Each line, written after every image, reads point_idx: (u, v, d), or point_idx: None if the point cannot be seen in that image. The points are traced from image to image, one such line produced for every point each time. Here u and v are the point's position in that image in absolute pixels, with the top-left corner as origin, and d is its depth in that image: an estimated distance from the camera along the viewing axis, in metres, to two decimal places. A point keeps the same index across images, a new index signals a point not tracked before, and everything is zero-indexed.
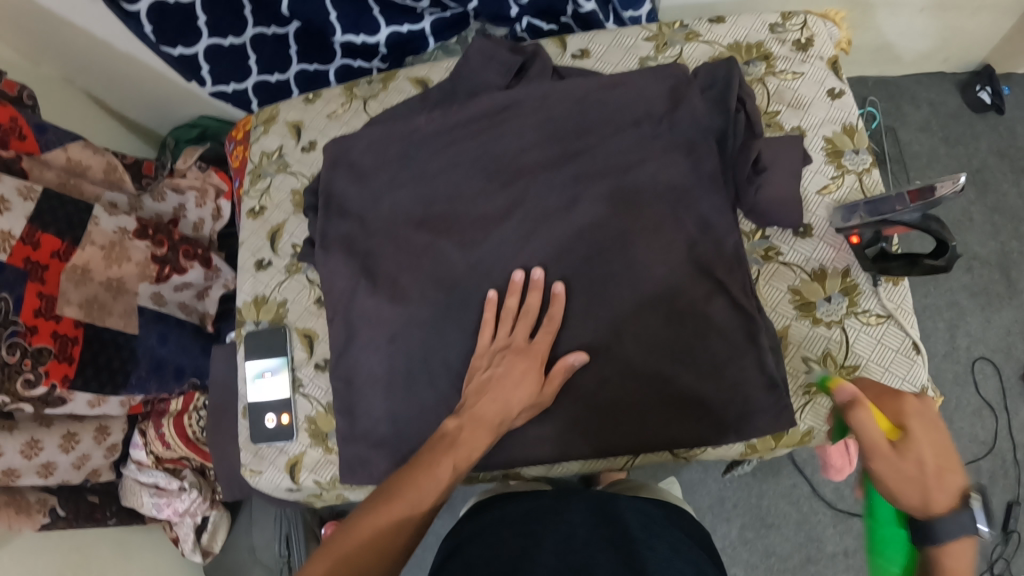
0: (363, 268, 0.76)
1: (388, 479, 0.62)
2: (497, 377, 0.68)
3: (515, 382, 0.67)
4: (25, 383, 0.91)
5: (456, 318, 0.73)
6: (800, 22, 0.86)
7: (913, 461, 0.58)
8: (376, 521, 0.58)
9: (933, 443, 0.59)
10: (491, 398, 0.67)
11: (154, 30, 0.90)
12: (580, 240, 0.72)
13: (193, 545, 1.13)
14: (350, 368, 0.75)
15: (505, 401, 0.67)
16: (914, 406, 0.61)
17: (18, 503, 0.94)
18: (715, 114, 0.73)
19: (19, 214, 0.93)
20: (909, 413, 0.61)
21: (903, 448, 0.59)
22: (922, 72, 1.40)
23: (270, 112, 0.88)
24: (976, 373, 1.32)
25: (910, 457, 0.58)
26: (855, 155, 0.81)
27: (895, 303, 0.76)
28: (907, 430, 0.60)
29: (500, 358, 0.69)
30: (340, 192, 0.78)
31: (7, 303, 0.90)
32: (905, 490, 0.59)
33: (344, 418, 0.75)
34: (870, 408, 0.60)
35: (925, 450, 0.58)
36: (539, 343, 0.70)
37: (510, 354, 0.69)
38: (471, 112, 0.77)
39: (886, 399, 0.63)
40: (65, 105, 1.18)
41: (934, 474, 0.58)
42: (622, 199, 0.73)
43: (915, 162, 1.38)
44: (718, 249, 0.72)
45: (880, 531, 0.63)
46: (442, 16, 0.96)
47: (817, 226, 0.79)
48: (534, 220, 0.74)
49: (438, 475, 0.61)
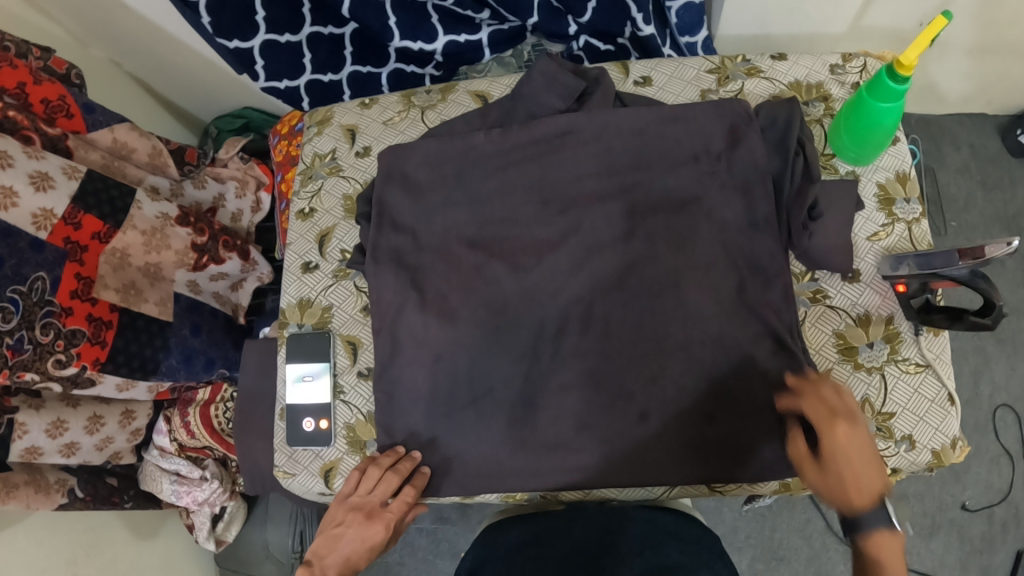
0: (411, 283, 0.76)
1: None
2: (349, 537, 0.71)
3: (363, 544, 0.70)
4: (57, 364, 0.91)
5: (504, 338, 0.74)
6: (860, 65, 0.85)
7: (830, 458, 0.61)
8: None
9: (866, 465, 0.60)
10: (342, 557, 0.70)
11: (212, 22, 0.89)
12: (633, 271, 0.73)
13: (207, 534, 1.13)
14: (392, 383, 0.75)
15: (355, 558, 0.71)
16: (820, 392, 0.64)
17: (38, 483, 0.94)
18: (774, 157, 0.74)
19: (62, 193, 0.93)
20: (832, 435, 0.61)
21: (824, 456, 0.61)
22: (964, 113, 1.40)
23: (324, 114, 0.88)
24: (996, 421, 1.32)
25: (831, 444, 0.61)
26: (906, 205, 0.79)
27: (935, 353, 0.74)
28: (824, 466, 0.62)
29: (351, 517, 0.71)
30: (394, 206, 0.79)
31: (45, 281, 0.90)
32: (831, 485, 0.61)
33: (383, 432, 0.75)
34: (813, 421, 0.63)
35: (839, 454, 0.60)
36: (393, 509, 0.71)
37: (360, 516, 0.71)
38: (530, 135, 0.77)
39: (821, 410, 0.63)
40: (113, 88, 1.19)
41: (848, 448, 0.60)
42: (674, 236, 0.73)
43: (951, 204, 1.37)
44: (766, 292, 0.72)
45: (876, 107, 0.73)
46: (500, 28, 0.97)
47: (865, 272, 0.77)
48: (589, 247, 0.74)
49: None
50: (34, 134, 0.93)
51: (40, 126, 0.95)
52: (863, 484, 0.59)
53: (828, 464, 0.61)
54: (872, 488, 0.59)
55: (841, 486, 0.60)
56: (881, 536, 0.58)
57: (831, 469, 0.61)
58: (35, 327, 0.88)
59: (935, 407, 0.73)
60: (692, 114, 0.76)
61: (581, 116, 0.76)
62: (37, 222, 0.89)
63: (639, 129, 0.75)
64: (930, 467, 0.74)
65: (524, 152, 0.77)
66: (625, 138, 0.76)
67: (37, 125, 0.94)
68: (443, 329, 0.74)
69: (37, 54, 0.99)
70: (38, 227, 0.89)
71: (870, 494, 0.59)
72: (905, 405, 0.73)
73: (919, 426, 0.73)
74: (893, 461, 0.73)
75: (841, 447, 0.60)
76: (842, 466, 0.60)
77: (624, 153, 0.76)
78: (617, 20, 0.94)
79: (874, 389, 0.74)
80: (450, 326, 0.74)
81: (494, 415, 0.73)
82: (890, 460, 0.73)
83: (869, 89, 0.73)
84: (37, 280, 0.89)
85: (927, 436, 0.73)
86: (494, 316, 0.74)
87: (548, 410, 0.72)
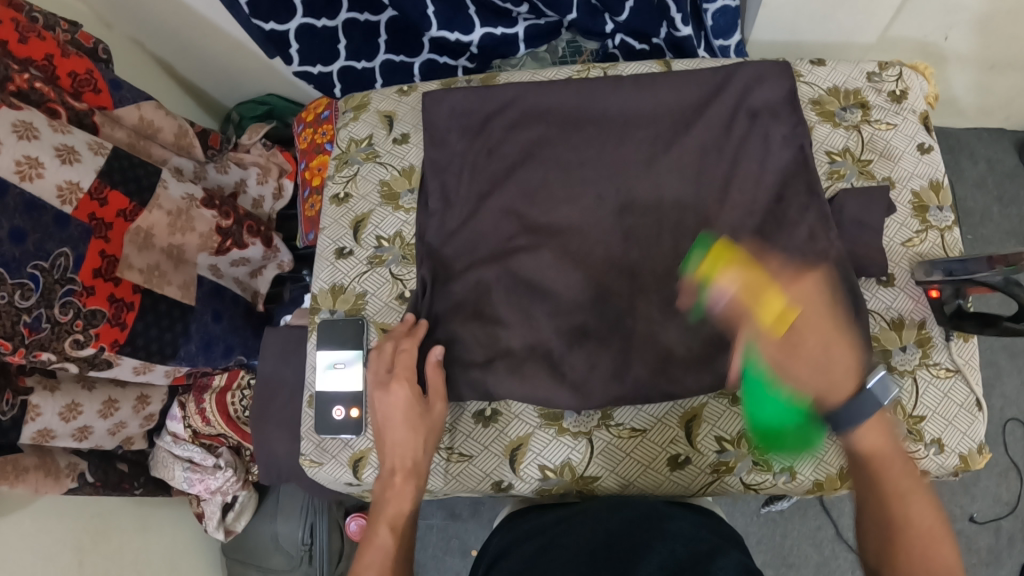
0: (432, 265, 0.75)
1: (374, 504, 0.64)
2: (388, 420, 0.65)
3: (404, 421, 0.65)
4: (74, 343, 0.88)
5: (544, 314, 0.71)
6: (896, 74, 0.87)
7: (815, 342, 0.61)
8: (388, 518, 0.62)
9: (837, 342, 0.61)
10: (394, 453, 0.64)
11: (249, 3, 0.89)
12: (690, 272, 0.71)
13: (216, 523, 1.10)
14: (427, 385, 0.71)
15: (404, 436, 0.65)
16: (808, 285, 0.63)
17: (49, 466, 0.91)
18: (797, 161, 0.75)
19: (88, 167, 0.90)
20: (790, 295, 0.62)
21: (795, 341, 0.61)
22: (982, 128, 1.42)
23: (361, 100, 0.88)
24: (1005, 434, 1.33)
25: (805, 346, 0.61)
26: (939, 212, 0.82)
27: (965, 359, 0.78)
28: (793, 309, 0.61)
29: (382, 399, 0.66)
30: (443, 184, 0.78)
31: (67, 259, 0.87)
32: (805, 384, 0.61)
33: None
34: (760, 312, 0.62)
35: (808, 333, 0.61)
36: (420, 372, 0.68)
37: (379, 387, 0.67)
38: (560, 117, 0.78)
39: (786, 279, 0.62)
40: (137, 68, 1.18)
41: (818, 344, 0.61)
42: (696, 228, 0.73)
43: (968, 218, 1.39)
44: (777, 276, 0.71)
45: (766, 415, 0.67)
46: (535, 23, 0.98)
47: (899, 277, 0.81)
48: (628, 230, 0.73)
49: (401, 493, 0.63)
50: (60, 108, 0.91)
51: (67, 100, 0.93)
52: (841, 387, 0.60)
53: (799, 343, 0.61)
54: (850, 383, 0.60)
55: (825, 387, 0.61)
56: (869, 424, 0.60)
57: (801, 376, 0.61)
58: (54, 306, 0.85)
59: (963, 412, 0.77)
60: (721, 106, 0.77)
61: (612, 106, 0.78)
62: (62, 195, 0.87)
63: (658, 114, 0.78)
64: (956, 472, 0.78)
65: (580, 80, 0.79)
66: (694, 78, 0.79)
67: (63, 99, 0.92)
68: (499, 335, 0.71)
69: (65, 27, 0.98)
70: (63, 201, 0.87)
71: (850, 378, 0.60)
72: (934, 409, 0.77)
73: (947, 430, 0.77)
74: (924, 463, 0.76)
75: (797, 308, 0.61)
76: (822, 364, 0.60)
77: (682, 148, 0.76)
78: (654, 19, 0.95)
79: (906, 392, 0.77)
80: (502, 330, 0.71)
81: (533, 409, 0.72)
82: (922, 462, 0.76)
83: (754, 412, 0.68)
84: (59, 257, 0.85)
85: (956, 439, 0.76)
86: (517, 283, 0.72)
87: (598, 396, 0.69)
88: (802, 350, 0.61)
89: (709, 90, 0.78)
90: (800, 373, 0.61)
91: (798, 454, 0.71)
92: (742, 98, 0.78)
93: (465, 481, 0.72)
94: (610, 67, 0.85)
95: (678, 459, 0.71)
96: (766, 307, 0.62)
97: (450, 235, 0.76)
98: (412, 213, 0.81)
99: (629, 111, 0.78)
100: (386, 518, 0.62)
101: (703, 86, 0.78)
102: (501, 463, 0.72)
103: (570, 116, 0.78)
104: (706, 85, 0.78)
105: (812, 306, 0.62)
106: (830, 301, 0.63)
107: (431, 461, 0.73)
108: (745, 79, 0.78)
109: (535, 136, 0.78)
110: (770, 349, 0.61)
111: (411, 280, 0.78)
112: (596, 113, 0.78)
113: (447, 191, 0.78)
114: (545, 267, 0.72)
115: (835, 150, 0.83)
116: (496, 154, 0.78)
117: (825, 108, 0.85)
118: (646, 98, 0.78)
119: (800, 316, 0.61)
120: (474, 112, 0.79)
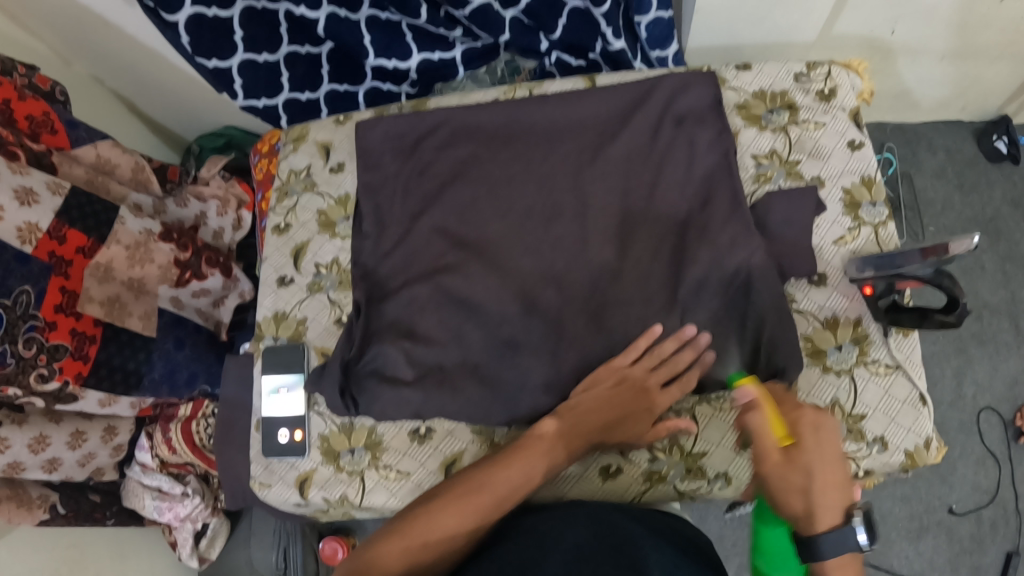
0: (367, 288, 0.77)
1: (499, 455, 0.66)
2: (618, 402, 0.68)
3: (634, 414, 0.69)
4: (39, 379, 0.90)
5: (474, 331, 0.73)
6: (824, 73, 0.88)
7: (798, 473, 0.58)
8: (511, 477, 0.64)
9: (836, 477, 0.58)
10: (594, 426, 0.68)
11: (191, 42, 0.90)
12: (615, 281, 0.73)
13: (190, 551, 1.13)
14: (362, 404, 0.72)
15: (621, 428, 0.69)
16: (823, 421, 0.59)
17: (20, 497, 0.93)
18: (723, 165, 0.75)
19: (46, 208, 0.92)
20: (803, 424, 0.59)
21: (791, 456, 0.58)
22: (939, 119, 1.43)
23: (301, 131, 0.89)
24: (981, 422, 1.32)
25: (797, 466, 0.58)
26: (872, 208, 0.82)
27: (905, 354, 0.78)
28: (799, 438, 0.58)
29: (622, 386, 0.69)
30: (376, 207, 0.80)
31: (29, 295, 0.90)
32: (790, 499, 0.58)
33: (366, 450, 0.75)
34: (765, 412, 0.60)
35: (815, 464, 0.58)
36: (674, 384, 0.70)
37: (639, 389, 0.69)
38: (486, 136, 0.80)
39: (823, 436, 0.59)
40: (96, 106, 1.20)
41: (818, 480, 0.57)
42: (620, 238, 0.74)
43: (929, 209, 1.40)
44: (701, 282, 0.71)
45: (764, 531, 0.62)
46: (473, 46, 0.99)
47: (831, 276, 0.81)
48: (555, 243, 0.75)
49: (534, 465, 0.65)
50: (20, 150, 0.93)
51: (24, 142, 0.95)
52: (821, 519, 0.57)
53: (795, 456, 0.58)
54: (834, 515, 0.57)
55: (806, 509, 0.57)
56: (840, 560, 0.56)
57: (808, 476, 0.57)
58: (17, 341, 0.87)
59: (906, 408, 0.77)
60: (646, 114, 0.78)
61: (536, 123, 0.79)
62: (22, 236, 0.89)
63: (581, 127, 0.79)
64: (905, 469, 0.78)
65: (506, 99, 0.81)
66: (619, 89, 0.80)
67: (21, 141, 0.95)
68: (430, 353, 0.72)
69: (22, 71, 1.00)
70: (23, 241, 0.89)
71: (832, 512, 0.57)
72: (875, 406, 0.77)
73: (891, 426, 0.77)
74: (867, 462, 0.77)
75: (816, 455, 0.58)
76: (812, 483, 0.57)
77: (607, 159, 0.77)
78: (588, 33, 0.95)
79: (844, 391, 0.78)
80: (432, 348, 0.73)
81: (465, 426, 0.74)
82: (864, 461, 0.77)
83: (759, 553, 0.62)
84: (21, 293, 0.88)
85: (900, 435, 0.77)
86: (446, 300, 0.74)
87: (528, 407, 0.71)
88: (796, 465, 0.58)
89: (633, 99, 0.79)
90: (781, 483, 0.58)
91: (730, 458, 0.71)
92: (666, 107, 0.78)
93: (402, 497, 0.74)
94: (536, 86, 0.87)
95: (610, 470, 0.72)
96: (776, 427, 0.59)
97: (382, 258, 0.78)
98: (348, 239, 0.82)
99: (554, 127, 0.79)
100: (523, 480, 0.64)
101: (627, 98, 0.79)
102: (436, 479, 0.73)
103: (496, 135, 0.80)
104: (632, 96, 0.79)
105: (820, 443, 0.58)
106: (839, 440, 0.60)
107: (372, 480, 0.74)
108: (671, 87, 0.79)
109: (463, 156, 0.79)
110: (767, 458, 0.59)
111: (348, 304, 0.80)
112: (522, 131, 0.80)
113: (380, 213, 0.79)
114: (474, 283, 0.73)
115: (763, 153, 0.84)
116: (426, 177, 0.80)
117: (751, 112, 0.86)
118: (571, 112, 0.79)
119: (809, 437, 0.59)
120: (406, 135, 0.81)
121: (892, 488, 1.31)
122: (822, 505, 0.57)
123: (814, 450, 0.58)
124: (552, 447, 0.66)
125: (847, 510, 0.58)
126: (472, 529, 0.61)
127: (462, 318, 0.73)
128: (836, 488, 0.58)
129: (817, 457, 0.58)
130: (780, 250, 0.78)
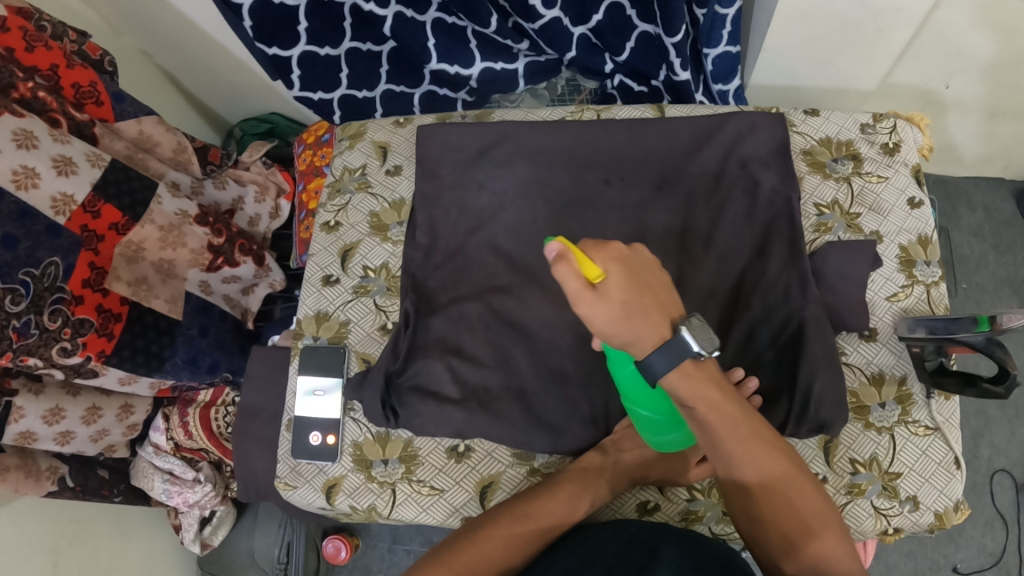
0: (416, 300, 0.75)
1: (540, 484, 0.66)
2: None
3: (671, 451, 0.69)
4: (61, 351, 0.87)
5: (521, 356, 0.72)
6: (890, 126, 0.87)
7: (615, 304, 0.54)
8: (552, 509, 0.64)
9: (653, 298, 0.55)
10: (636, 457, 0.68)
11: (253, 26, 0.89)
12: None
13: (193, 536, 1.12)
14: (404, 418, 0.71)
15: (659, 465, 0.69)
16: (623, 254, 0.56)
17: (29, 468, 0.90)
18: (788, 213, 0.74)
19: (84, 179, 0.90)
20: (610, 259, 0.55)
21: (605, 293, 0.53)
22: (981, 176, 1.42)
23: (357, 129, 0.88)
24: (993, 484, 1.32)
25: (613, 299, 0.53)
26: (926, 267, 0.81)
27: (945, 417, 0.77)
28: (607, 274, 0.54)
29: None
30: (431, 218, 0.78)
31: (57, 267, 0.87)
32: (618, 331, 0.55)
33: (401, 462, 0.74)
34: (572, 258, 0.54)
35: (625, 291, 0.54)
36: None
37: None
38: (550, 156, 0.78)
39: (634, 267, 0.55)
40: (142, 79, 1.19)
41: (635, 305, 0.54)
42: (679, 278, 0.74)
43: (963, 265, 1.39)
44: (756, 330, 0.71)
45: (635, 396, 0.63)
46: (536, 59, 0.98)
47: (882, 332, 0.80)
48: None
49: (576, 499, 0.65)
50: (62, 117, 0.91)
51: (68, 110, 0.93)
52: (649, 340, 0.55)
53: (610, 291, 0.53)
54: (660, 330, 0.55)
55: (634, 336, 0.55)
56: (682, 373, 0.56)
57: (625, 305, 0.54)
58: (43, 312, 0.85)
59: (941, 470, 0.76)
60: (713, 151, 0.77)
61: (603, 149, 0.78)
62: (56, 206, 0.87)
63: (646, 158, 0.77)
64: (932, 529, 0.77)
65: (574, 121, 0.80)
66: (689, 122, 0.78)
67: (65, 109, 0.93)
68: (477, 374, 0.71)
69: (73, 37, 0.98)
70: (57, 212, 0.87)
71: (659, 332, 0.55)
72: (911, 466, 0.76)
73: (924, 487, 0.76)
74: (898, 520, 0.75)
75: (632, 283, 0.54)
76: (632, 309, 0.54)
77: (672, 194, 0.76)
78: (654, 60, 0.94)
79: (882, 448, 0.77)
80: (479, 369, 0.72)
81: (505, 448, 0.73)
82: (895, 519, 0.75)
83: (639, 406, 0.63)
84: (50, 265, 0.86)
85: (932, 496, 0.75)
86: (495, 322, 0.73)
87: (571, 439, 0.70)
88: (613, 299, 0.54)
89: (702, 134, 0.78)
90: (606, 320, 0.54)
91: None
92: (735, 147, 0.77)
93: (433, 514, 0.73)
94: (604, 110, 0.86)
95: (647, 506, 0.71)
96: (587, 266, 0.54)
97: (434, 270, 0.76)
98: (399, 245, 0.81)
99: (622, 154, 0.78)
100: (563, 515, 0.64)
101: (697, 132, 0.78)
102: (470, 499, 0.72)
103: (561, 156, 0.78)
104: (702, 131, 0.78)
105: (629, 271, 0.55)
106: (650, 265, 0.57)
107: (403, 493, 0.73)
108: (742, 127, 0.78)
109: (525, 174, 0.78)
110: (585, 304, 0.53)
111: (394, 311, 0.79)
112: (587, 156, 0.78)
113: (435, 224, 0.78)
114: (524, 306, 0.73)
115: (824, 203, 0.84)
116: (485, 192, 0.78)
117: (816, 159, 0.86)
118: (639, 141, 0.78)
119: (620, 270, 0.55)
120: (468, 147, 0.80)
121: (899, 542, 1.30)
122: (647, 333, 0.55)
123: (630, 283, 0.54)
124: (594, 477, 0.67)
125: (672, 323, 0.56)
126: (515, 557, 0.61)
127: (511, 340, 0.72)
128: (660, 310, 0.55)
129: (631, 285, 0.54)
130: (833, 303, 0.77)
